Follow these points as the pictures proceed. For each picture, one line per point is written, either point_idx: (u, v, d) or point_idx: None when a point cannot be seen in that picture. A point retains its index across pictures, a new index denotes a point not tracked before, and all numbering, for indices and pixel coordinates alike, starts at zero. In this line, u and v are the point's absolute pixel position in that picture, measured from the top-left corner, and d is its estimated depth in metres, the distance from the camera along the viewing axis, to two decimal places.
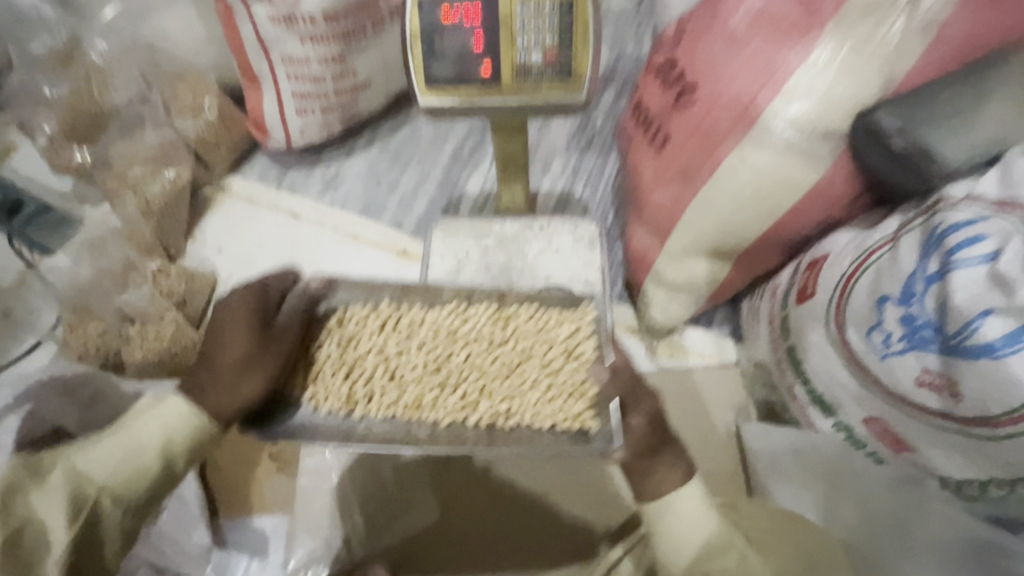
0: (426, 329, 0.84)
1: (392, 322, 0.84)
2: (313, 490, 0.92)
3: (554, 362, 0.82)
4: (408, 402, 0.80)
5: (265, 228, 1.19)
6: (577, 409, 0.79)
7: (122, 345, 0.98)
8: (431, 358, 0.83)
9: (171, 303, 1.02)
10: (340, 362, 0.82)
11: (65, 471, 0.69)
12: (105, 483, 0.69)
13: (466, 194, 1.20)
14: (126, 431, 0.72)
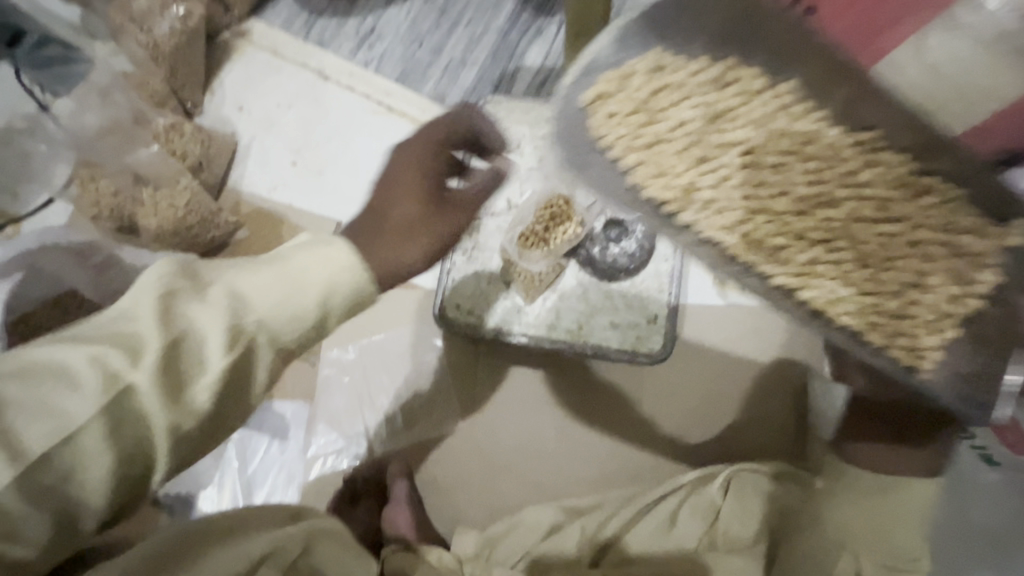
0: (891, 195, 0.54)
1: (783, 108, 0.53)
2: (333, 383, 0.89)
3: (933, 267, 0.54)
4: (738, 218, 0.53)
5: (289, 83, 1.04)
6: (931, 341, 0.54)
7: (135, 208, 0.90)
8: (814, 183, 0.53)
9: (186, 168, 0.93)
10: (625, 128, 0.54)
11: (227, 292, 0.44)
12: (279, 316, 0.44)
13: (524, 68, 1.00)
14: (264, 272, 0.45)
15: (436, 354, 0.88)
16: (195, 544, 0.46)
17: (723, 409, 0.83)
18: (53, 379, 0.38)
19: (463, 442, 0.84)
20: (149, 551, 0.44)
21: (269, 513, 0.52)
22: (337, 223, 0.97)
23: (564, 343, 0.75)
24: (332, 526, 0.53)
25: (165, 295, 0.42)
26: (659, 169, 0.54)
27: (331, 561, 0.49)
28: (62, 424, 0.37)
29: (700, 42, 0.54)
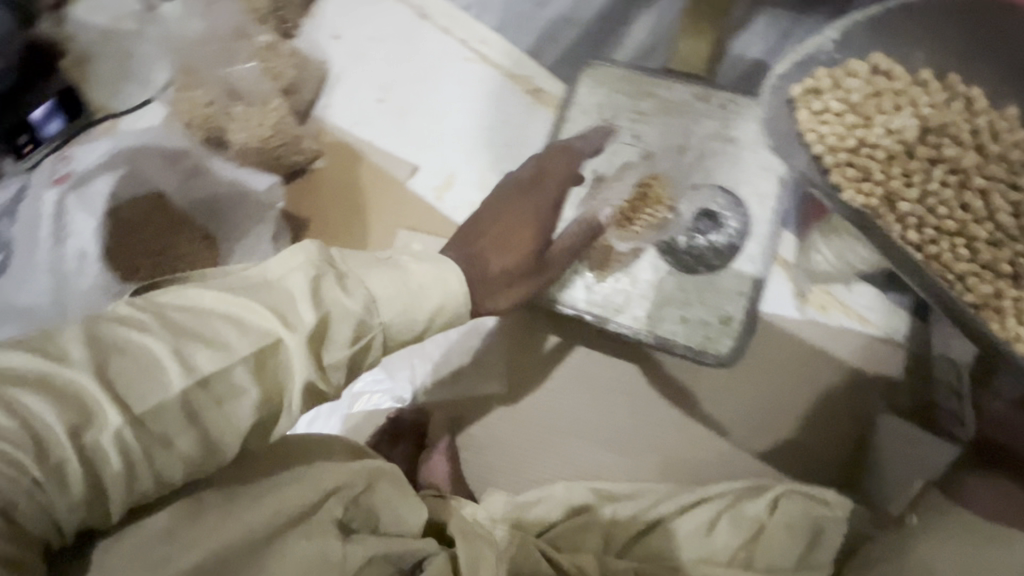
0: None
1: (985, 134, 0.63)
2: None
3: None
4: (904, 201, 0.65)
5: (387, 15, 1.00)
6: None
7: (223, 121, 0.90)
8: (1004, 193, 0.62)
9: (278, 89, 0.92)
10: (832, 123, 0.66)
11: (362, 286, 0.44)
12: (406, 326, 0.46)
13: (631, 33, 0.93)
14: (387, 270, 0.46)
15: (493, 315, 0.87)
16: (279, 455, 0.49)
17: (781, 426, 0.80)
18: (191, 333, 0.38)
19: (509, 407, 0.84)
20: (237, 446, 0.47)
21: (336, 442, 0.55)
22: (412, 166, 0.94)
23: (629, 329, 0.73)
24: (390, 467, 0.56)
25: (304, 273, 0.42)
26: (859, 164, 0.65)
27: (390, 497, 0.53)
28: (219, 358, 0.37)
29: (918, 58, 0.65)
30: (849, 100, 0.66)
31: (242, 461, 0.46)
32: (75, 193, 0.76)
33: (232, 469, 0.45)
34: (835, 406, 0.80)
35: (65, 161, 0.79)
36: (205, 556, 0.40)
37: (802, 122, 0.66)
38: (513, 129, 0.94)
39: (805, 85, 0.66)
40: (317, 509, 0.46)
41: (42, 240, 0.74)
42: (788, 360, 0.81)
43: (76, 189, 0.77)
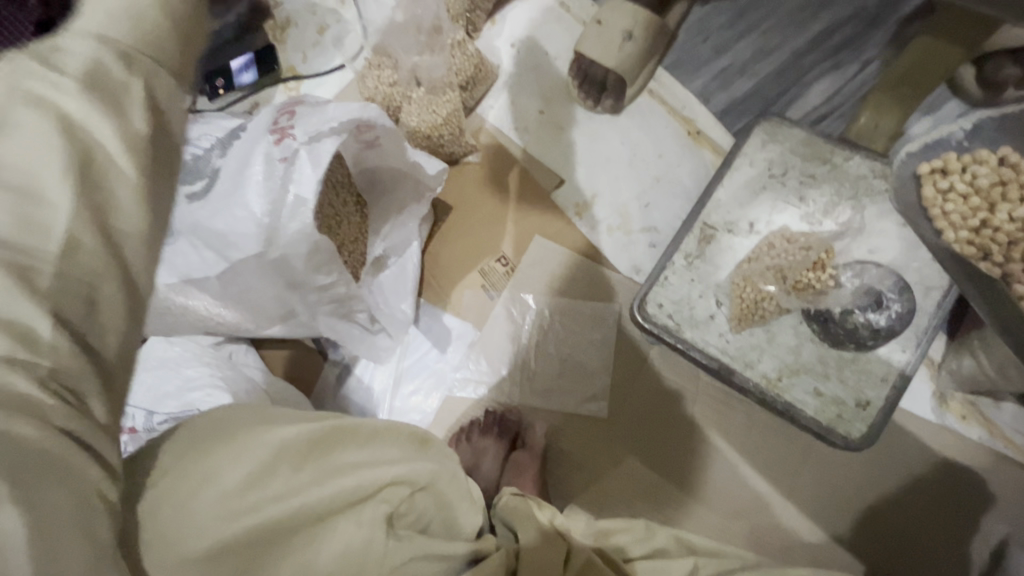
0: None
1: None
2: (506, 322, 0.93)
3: None
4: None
5: (568, 37, 1.05)
6: None
7: (403, 103, 0.97)
8: None
9: (457, 84, 0.98)
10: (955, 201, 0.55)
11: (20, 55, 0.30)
12: (177, 38, 0.34)
13: (806, 97, 0.93)
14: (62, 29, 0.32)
15: (610, 339, 0.90)
16: (359, 436, 0.53)
17: (887, 529, 0.76)
18: (155, 197, 0.33)
19: (603, 427, 0.86)
20: (325, 424, 0.51)
21: (411, 430, 0.58)
22: (559, 179, 0.98)
23: (758, 386, 0.72)
24: (454, 469, 0.58)
25: (40, 108, 0.30)
26: (979, 245, 0.49)
27: (445, 499, 0.56)
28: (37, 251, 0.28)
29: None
30: (977, 185, 0.52)
31: (321, 443, 0.50)
32: (307, 148, 0.72)
33: (314, 450, 0.49)
34: (948, 525, 0.75)
35: (291, 116, 0.74)
36: (274, 519, 0.45)
37: (925, 198, 0.52)
38: (665, 166, 0.95)
39: (932, 163, 0.53)
40: (375, 502, 0.50)
41: (256, 181, 0.71)
42: (909, 462, 0.77)
43: (308, 145, 0.72)
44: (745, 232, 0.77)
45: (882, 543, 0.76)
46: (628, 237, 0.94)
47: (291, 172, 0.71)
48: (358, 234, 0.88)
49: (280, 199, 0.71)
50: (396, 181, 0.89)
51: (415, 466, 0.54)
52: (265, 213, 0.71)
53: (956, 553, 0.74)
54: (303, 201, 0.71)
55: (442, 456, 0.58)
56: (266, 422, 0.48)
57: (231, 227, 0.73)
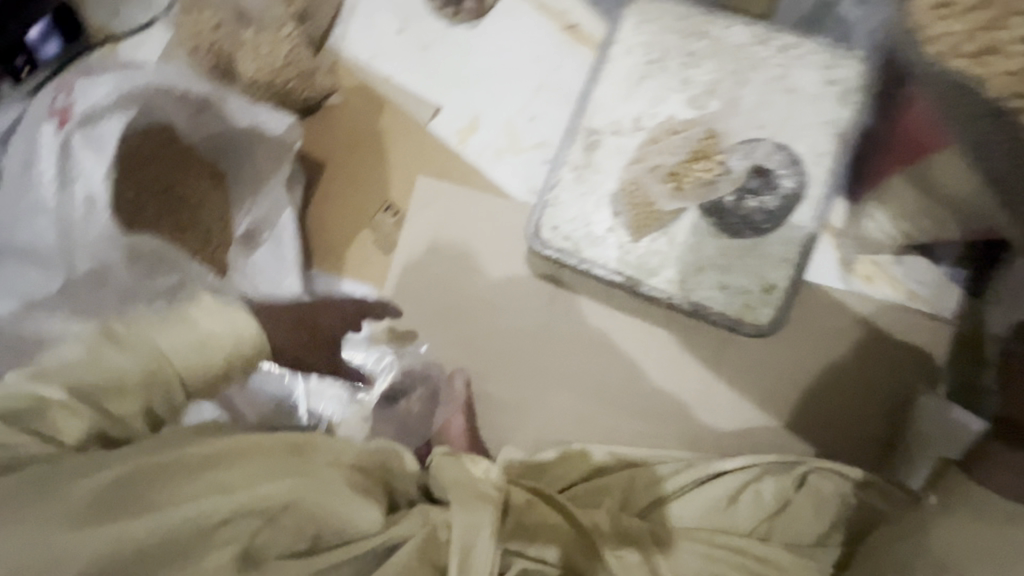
0: None
1: None
2: (408, 274, 0.86)
3: None
4: None
5: None
6: None
7: (234, 49, 0.83)
8: None
9: (290, 15, 0.84)
10: None
11: None
12: None
13: None
14: None
15: (516, 271, 0.84)
16: (153, 462, 0.42)
17: (807, 401, 0.78)
18: None
19: (525, 362, 0.83)
20: (87, 463, 0.41)
21: (272, 444, 0.48)
22: (435, 107, 0.88)
23: (663, 292, 0.68)
24: (316, 475, 0.48)
25: None
26: None
27: (313, 510, 0.46)
28: None
29: None
30: None
31: (86, 490, 0.41)
32: (80, 131, 0.61)
33: (61, 503, 0.39)
34: (863, 383, 0.77)
35: (69, 95, 0.63)
36: None
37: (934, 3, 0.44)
38: (547, 70, 0.86)
39: None
40: (210, 548, 0.41)
41: (37, 176, 0.61)
42: (820, 332, 0.78)
43: (80, 127, 0.61)
44: (629, 129, 0.71)
45: (805, 416, 0.78)
46: (517, 158, 0.85)
47: (69, 164, 0.61)
48: (225, 212, 0.78)
49: (65, 199, 0.61)
50: (249, 142, 0.77)
51: (252, 489, 0.44)
52: (60, 218, 0.61)
53: (873, 406, 0.77)
54: (95, 199, 0.61)
55: (317, 467, 0.48)
56: (5, 482, 0.40)
57: (32, 240, 0.63)
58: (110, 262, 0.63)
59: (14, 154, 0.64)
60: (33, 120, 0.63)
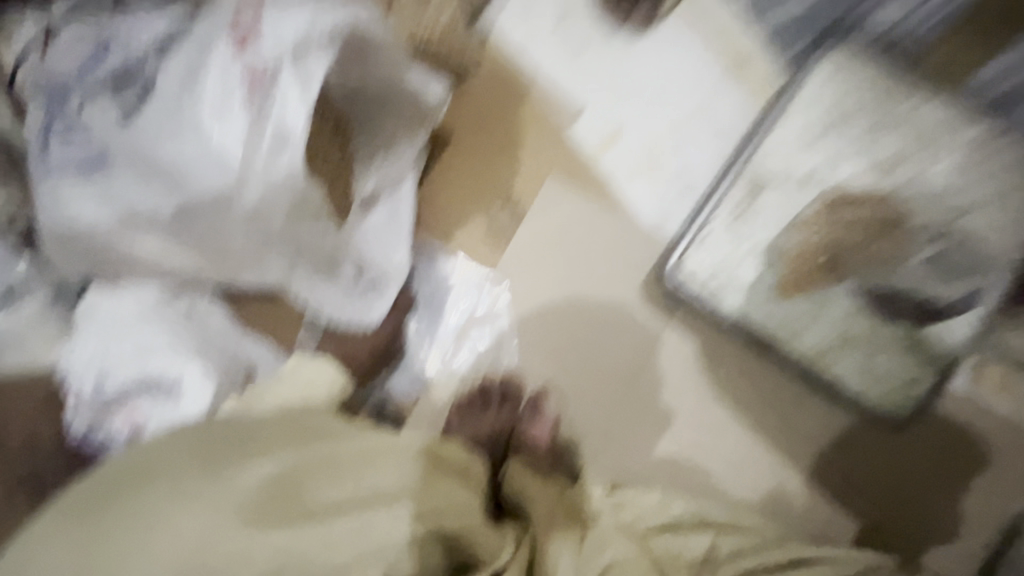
0: None
1: None
2: (518, 274, 0.83)
3: None
4: None
5: None
6: None
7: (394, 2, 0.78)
8: None
9: None
10: None
11: None
12: None
13: None
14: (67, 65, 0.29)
15: (626, 297, 0.80)
16: (333, 466, 0.56)
17: (907, 507, 0.73)
18: None
19: (618, 395, 0.79)
20: (296, 459, 0.55)
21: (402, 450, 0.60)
22: (580, 111, 0.84)
23: (797, 357, 0.70)
24: (442, 488, 0.58)
25: None
26: None
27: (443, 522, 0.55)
28: None
29: None
30: None
31: (291, 481, 0.53)
32: (288, 66, 0.55)
33: (276, 488, 0.52)
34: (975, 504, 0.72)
35: (257, 14, 0.57)
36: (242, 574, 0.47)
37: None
38: (706, 100, 0.81)
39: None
40: (356, 554, 0.50)
41: (208, 97, 0.56)
42: (935, 434, 0.73)
43: (289, 61, 0.55)
44: (798, 183, 0.69)
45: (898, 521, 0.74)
46: (654, 183, 0.82)
47: (268, 95, 0.55)
48: (344, 172, 0.70)
49: (254, 131, 0.56)
50: (391, 104, 0.71)
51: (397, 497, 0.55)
52: (240, 150, 0.56)
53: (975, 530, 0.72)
54: (285, 136, 0.56)
55: (435, 478, 0.59)
56: (242, 464, 0.53)
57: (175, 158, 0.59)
58: (266, 206, 0.60)
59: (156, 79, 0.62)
60: (189, 47, 0.61)
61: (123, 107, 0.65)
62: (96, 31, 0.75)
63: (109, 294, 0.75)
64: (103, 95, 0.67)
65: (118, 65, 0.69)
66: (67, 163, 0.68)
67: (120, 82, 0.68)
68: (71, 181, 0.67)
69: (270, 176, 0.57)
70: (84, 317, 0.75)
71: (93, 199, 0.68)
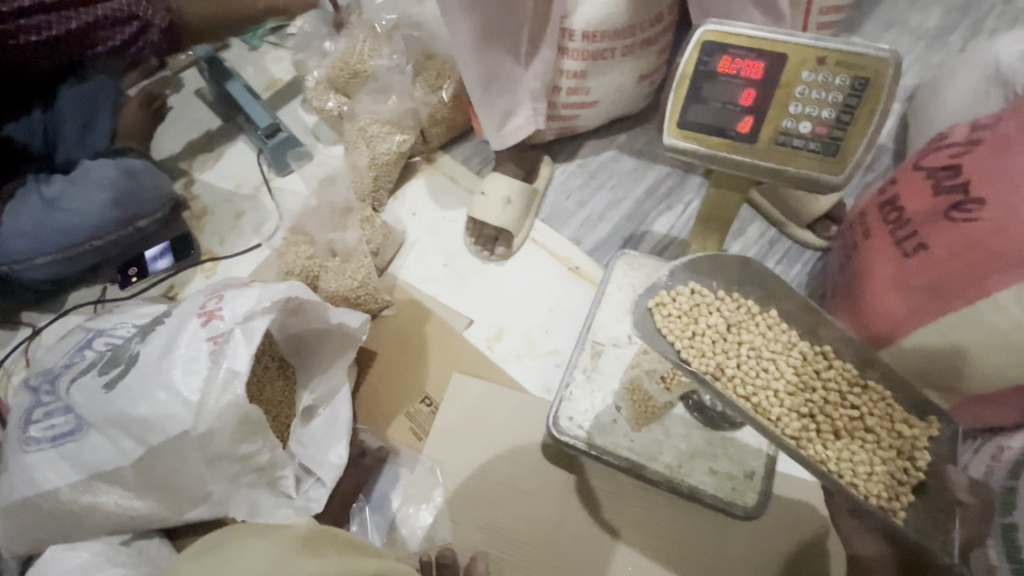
0: (820, 387, 0.76)
1: (775, 325, 0.80)
2: (443, 455, 0.98)
3: (897, 443, 0.72)
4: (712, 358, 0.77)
5: (460, 201, 1.25)
6: (899, 491, 0.69)
7: (321, 272, 1.09)
8: (793, 374, 0.77)
9: (370, 251, 1.13)
10: (685, 323, 0.76)
11: None
12: None
13: (653, 231, 1.18)
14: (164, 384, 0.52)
15: (531, 460, 0.97)
16: (339, 543, 0.58)
17: None
18: None
19: (541, 549, 0.90)
20: (312, 533, 0.58)
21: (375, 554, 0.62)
22: (469, 320, 1.11)
23: (663, 476, 0.82)
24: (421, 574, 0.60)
25: None
26: (698, 346, 0.77)
27: None
28: None
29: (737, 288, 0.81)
30: (686, 307, 0.77)
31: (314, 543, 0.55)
32: (239, 326, 0.78)
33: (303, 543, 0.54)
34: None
35: (218, 300, 0.82)
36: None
37: (659, 324, 0.76)
38: (557, 298, 1.12)
39: (657, 299, 0.76)
40: None
41: (179, 360, 0.77)
42: (797, 527, 0.89)
43: (240, 323, 0.79)
44: (626, 342, 0.93)
45: None
46: (533, 363, 1.06)
47: (224, 348, 0.77)
48: (284, 397, 0.95)
49: (211, 372, 0.76)
50: (323, 339, 0.96)
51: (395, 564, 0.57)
52: (196, 389, 0.75)
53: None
54: (235, 373, 0.76)
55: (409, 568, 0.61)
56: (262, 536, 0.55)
57: (135, 417, 0.77)
58: (214, 430, 0.76)
59: (131, 355, 0.83)
60: (160, 327, 0.84)
61: (99, 378, 0.83)
62: (86, 322, 0.98)
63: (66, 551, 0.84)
64: (83, 372, 0.86)
65: (100, 346, 0.90)
66: (44, 440, 0.85)
67: (97, 360, 0.87)
68: (48, 455, 0.83)
69: (219, 406, 0.75)
70: None
71: (66, 467, 0.82)
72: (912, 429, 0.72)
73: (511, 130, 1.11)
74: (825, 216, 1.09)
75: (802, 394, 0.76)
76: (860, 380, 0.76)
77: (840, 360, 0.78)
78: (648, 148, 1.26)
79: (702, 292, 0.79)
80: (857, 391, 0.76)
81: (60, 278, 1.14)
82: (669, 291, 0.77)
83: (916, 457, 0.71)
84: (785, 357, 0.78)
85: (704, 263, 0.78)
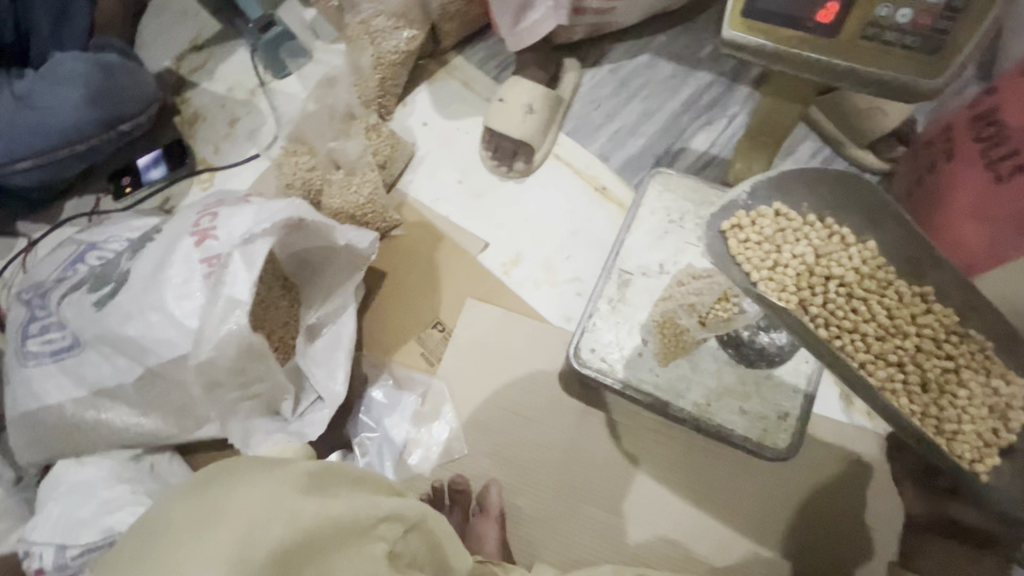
0: (912, 334, 0.72)
1: (869, 259, 0.73)
2: (455, 382, 0.94)
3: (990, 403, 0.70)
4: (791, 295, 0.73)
5: (477, 109, 1.12)
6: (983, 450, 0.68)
7: (324, 185, 1.00)
8: (887, 317, 0.73)
9: (376, 163, 1.02)
10: (766, 256, 0.72)
11: None
12: None
13: (690, 148, 1.06)
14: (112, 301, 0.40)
15: (547, 390, 0.93)
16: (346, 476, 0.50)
17: (813, 527, 0.84)
18: None
19: (555, 479, 0.88)
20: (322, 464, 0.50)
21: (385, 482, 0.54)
22: (485, 243, 1.03)
23: (690, 414, 0.78)
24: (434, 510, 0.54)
25: None
26: (777, 278, 0.73)
27: (434, 538, 0.52)
28: None
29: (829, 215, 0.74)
30: (767, 234, 0.72)
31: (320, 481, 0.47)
32: (239, 249, 0.70)
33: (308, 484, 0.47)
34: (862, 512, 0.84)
35: (213, 219, 0.74)
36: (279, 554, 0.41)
37: (733, 249, 0.71)
38: (580, 221, 1.03)
39: (731, 222, 0.71)
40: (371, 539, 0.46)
41: (173, 283, 0.71)
42: (822, 466, 0.86)
43: (239, 246, 0.70)
44: (656, 272, 0.85)
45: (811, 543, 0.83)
46: (552, 290, 0.99)
47: (224, 273, 0.70)
48: (289, 317, 0.87)
49: (212, 300, 0.69)
50: (325, 259, 0.87)
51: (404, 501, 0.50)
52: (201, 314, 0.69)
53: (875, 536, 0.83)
54: (236, 302, 0.69)
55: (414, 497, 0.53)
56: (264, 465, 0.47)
57: (131, 338, 0.72)
58: (214, 357, 0.71)
59: (122, 270, 0.77)
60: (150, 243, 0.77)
61: (91, 294, 0.77)
62: (76, 234, 0.91)
63: (75, 465, 0.83)
64: (75, 286, 0.81)
65: (91, 260, 0.84)
66: (43, 355, 0.81)
67: (88, 274, 0.81)
68: (46, 372, 0.80)
69: (218, 335, 0.69)
70: (55, 487, 0.81)
71: (69, 383, 0.79)
72: (1008, 387, 0.69)
73: (529, 26, 0.97)
74: (890, 134, 0.96)
75: (893, 339, 0.73)
76: (960, 329, 0.72)
77: (940, 304, 0.72)
78: (691, 50, 1.10)
79: (790, 216, 0.73)
80: (954, 341, 0.72)
81: (48, 186, 1.05)
82: (747, 211, 0.71)
83: (1009, 418, 0.69)
84: (878, 298, 0.73)
85: (795, 184, 0.70)
